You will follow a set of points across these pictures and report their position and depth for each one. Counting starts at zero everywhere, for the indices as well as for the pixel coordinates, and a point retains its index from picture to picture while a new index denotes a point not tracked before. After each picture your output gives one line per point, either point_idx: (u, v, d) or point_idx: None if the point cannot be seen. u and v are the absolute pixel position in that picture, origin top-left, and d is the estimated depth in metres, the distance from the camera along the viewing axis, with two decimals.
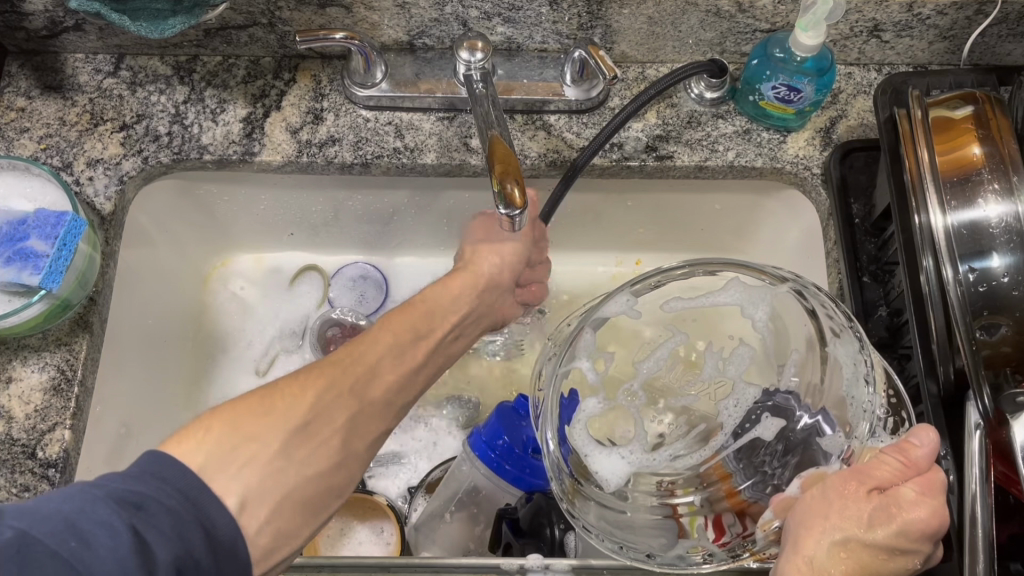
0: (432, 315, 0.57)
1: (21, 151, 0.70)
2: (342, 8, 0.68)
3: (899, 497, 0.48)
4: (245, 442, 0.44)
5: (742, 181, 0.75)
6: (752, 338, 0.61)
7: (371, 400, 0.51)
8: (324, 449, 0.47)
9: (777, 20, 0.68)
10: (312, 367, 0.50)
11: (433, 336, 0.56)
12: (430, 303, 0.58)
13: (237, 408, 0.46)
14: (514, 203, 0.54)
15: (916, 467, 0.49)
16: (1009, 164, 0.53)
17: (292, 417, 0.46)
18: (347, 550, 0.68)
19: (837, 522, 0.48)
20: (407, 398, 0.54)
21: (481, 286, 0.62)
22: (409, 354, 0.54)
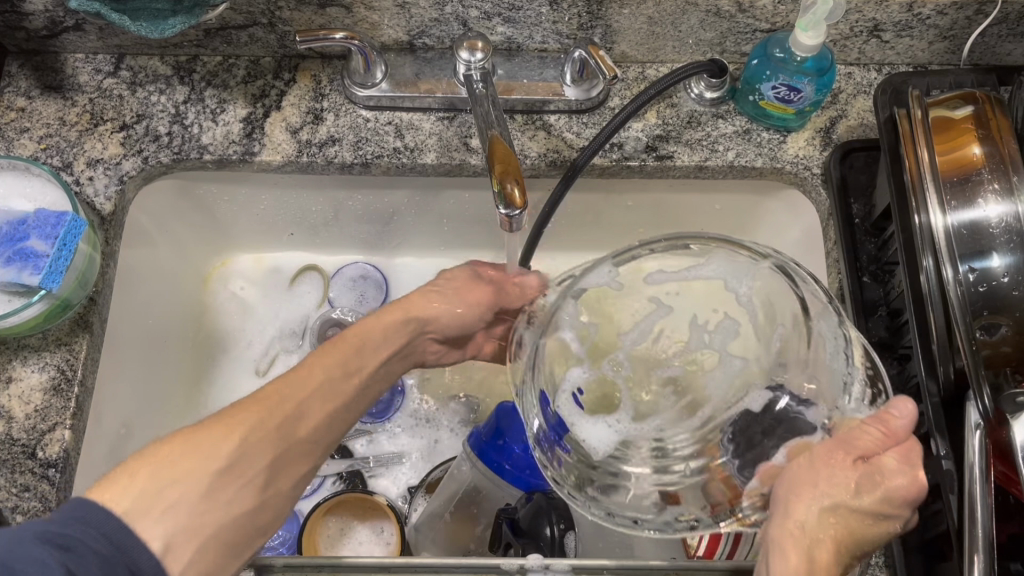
0: (364, 348, 0.55)
1: (21, 151, 0.70)
2: (342, 8, 0.68)
3: (883, 465, 0.46)
4: (170, 485, 0.43)
5: (742, 181, 0.75)
6: (739, 313, 0.53)
7: (299, 440, 0.49)
8: (248, 490, 0.46)
9: (777, 20, 0.68)
10: (240, 402, 0.48)
11: (365, 371, 0.55)
12: (362, 330, 0.56)
13: (163, 447, 0.44)
14: (514, 203, 0.54)
15: (895, 436, 0.46)
16: (1009, 164, 0.53)
17: (218, 458, 0.44)
18: (347, 550, 0.69)
19: (823, 489, 0.45)
20: (335, 435, 0.52)
21: (414, 320, 0.60)
22: (338, 391, 0.52)
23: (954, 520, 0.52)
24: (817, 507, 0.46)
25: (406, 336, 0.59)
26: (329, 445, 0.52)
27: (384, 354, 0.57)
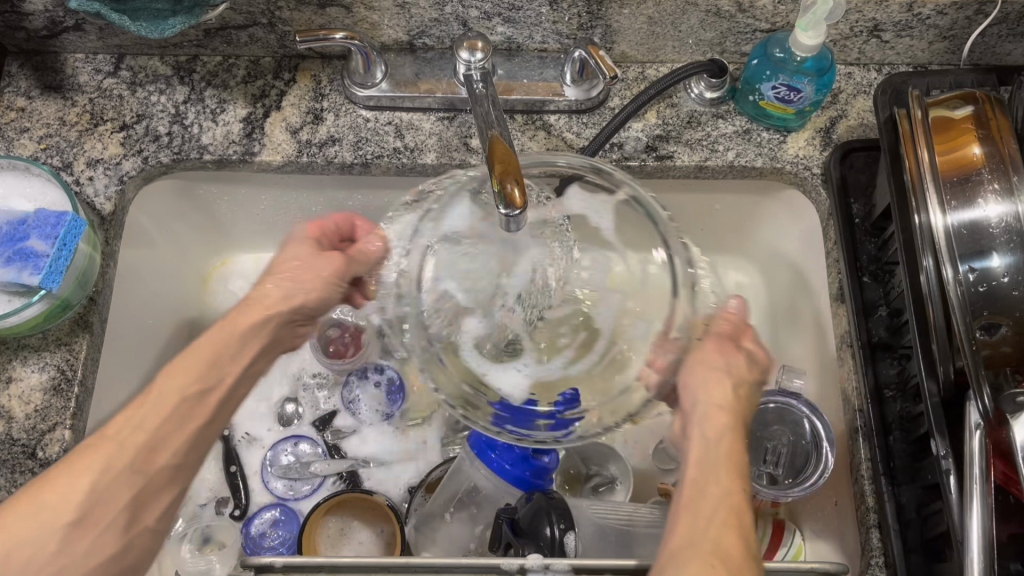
0: (221, 357, 0.51)
1: (21, 151, 0.70)
2: (342, 8, 0.68)
3: None
4: (15, 551, 0.43)
5: (742, 181, 0.75)
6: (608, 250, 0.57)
7: (159, 469, 0.48)
8: (109, 535, 0.46)
9: (777, 20, 0.68)
10: (86, 442, 0.47)
11: (225, 381, 0.51)
12: (213, 343, 0.51)
13: (11, 507, 0.44)
14: (514, 203, 0.53)
15: None
16: (1009, 164, 0.54)
17: (63, 513, 0.44)
18: (348, 550, 0.69)
19: (718, 366, 0.51)
20: (202, 451, 0.51)
21: (275, 318, 0.53)
22: (195, 410, 0.50)
23: (955, 520, 0.51)
24: (708, 378, 0.51)
25: (265, 337, 0.53)
26: (196, 464, 0.51)
27: (243, 365, 0.52)
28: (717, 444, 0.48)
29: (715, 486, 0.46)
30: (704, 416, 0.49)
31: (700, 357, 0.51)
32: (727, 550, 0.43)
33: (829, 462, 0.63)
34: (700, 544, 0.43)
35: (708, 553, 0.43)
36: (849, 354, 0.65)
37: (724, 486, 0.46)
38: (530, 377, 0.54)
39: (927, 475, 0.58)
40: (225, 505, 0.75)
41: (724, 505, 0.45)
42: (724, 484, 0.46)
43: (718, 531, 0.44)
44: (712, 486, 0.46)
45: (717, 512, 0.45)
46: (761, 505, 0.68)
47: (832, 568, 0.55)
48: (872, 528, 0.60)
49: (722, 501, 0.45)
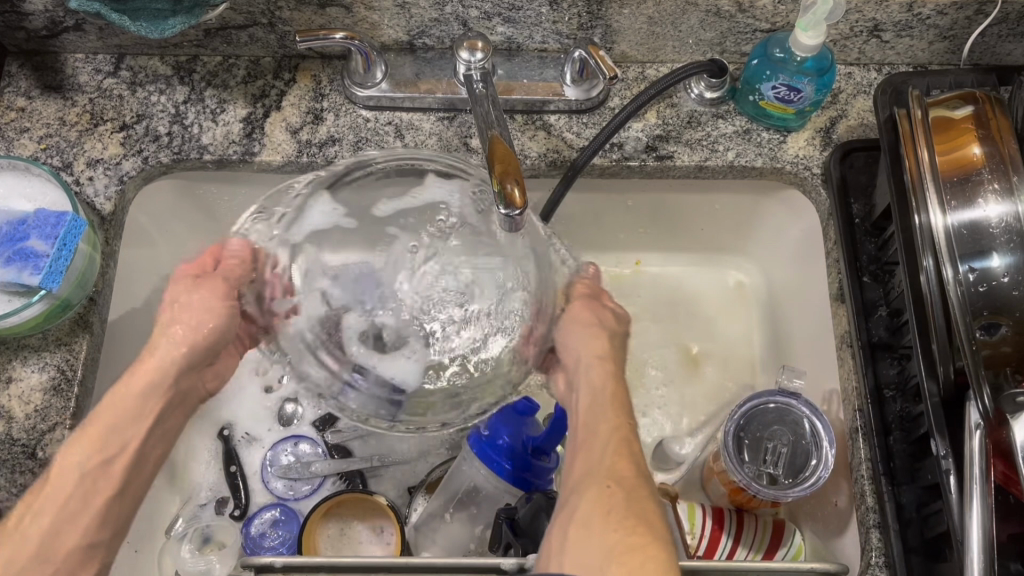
0: (113, 431, 0.56)
1: (21, 151, 0.70)
2: (342, 8, 0.68)
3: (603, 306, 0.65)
4: None
5: (742, 181, 0.75)
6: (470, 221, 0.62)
7: (66, 556, 0.53)
8: None
9: (777, 20, 0.68)
10: None
11: (124, 454, 0.57)
12: (110, 409, 0.57)
13: None
14: (514, 204, 0.53)
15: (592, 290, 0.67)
16: (1009, 164, 0.54)
17: None
18: (348, 550, 0.69)
19: (590, 325, 0.63)
20: (113, 527, 0.56)
21: (167, 381, 0.60)
22: (96, 490, 0.55)
23: (955, 520, 0.51)
24: (585, 339, 0.62)
25: (163, 394, 0.59)
26: (111, 540, 0.56)
27: (143, 424, 0.58)
28: (602, 379, 0.61)
29: (608, 426, 0.58)
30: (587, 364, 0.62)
31: (574, 314, 0.63)
32: (620, 476, 0.54)
33: (829, 461, 0.63)
34: (599, 473, 0.54)
35: (603, 478, 0.54)
36: (848, 354, 0.65)
37: (612, 417, 0.58)
38: (420, 362, 0.57)
39: (928, 475, 0.58)
40: (225, 505, 0.75)
41: (612, 436, 0.57)
42: (610, 418, 0.58)
43: (612, 459, 0.55)
44: (601, 423, 0.58)
45: (609, 440, 0.57)
46: (761, 505, 0.68)
47: (832, 568, 0.56)
48: (872, 528, 0.60)
49: (610, 431, 0.57)
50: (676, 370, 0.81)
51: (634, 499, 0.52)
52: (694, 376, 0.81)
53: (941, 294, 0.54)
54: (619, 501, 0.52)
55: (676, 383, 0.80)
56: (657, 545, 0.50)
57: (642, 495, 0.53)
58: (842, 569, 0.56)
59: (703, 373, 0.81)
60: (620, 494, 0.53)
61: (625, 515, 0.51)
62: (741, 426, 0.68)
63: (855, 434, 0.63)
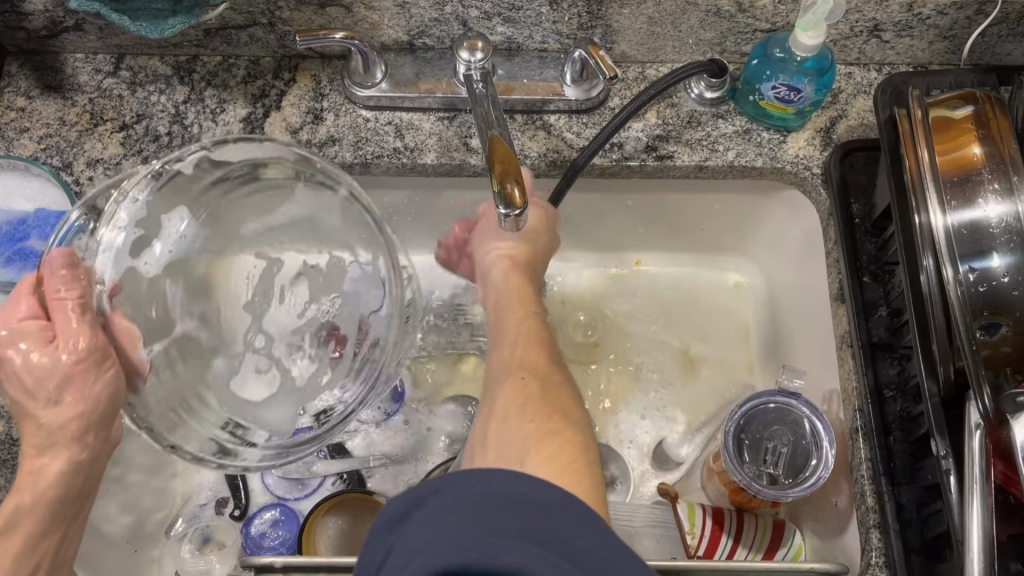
0: (31, 544, 0.55)
1: (21, 151, 0.70)
2: (342, 8, 0.68)
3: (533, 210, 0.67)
4: None
5: (742, 181, 0.75)
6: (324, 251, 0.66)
7: None
8: None
9: (777, 20, 0.68)
10: None
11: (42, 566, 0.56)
12: (23, 522, 0.55)
13: None
14: (514, 203, 0.54)
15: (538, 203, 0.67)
16: (1009, 164, 0.54)
17: None
18: (347, 549, 0.69)
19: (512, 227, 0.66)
20: None
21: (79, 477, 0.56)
22: None
23: (955, 520, 0.51)
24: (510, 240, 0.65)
25: (72, 497, 0.57)
26: None
27: (52, 538, 0.56)
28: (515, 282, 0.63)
29: (522, 325, 0.60)
30: (505, 269, 0.64)
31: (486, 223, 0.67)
32: (533, 368, 0.55)
33: (829, 461, 0.63)
34: (513, 366, 0.55)
35: (517, 368, 0.54)
36: (848, 354, 0.65)
37: (523, 317, 0.60)
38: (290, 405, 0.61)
39: (928, 475, 0.58)
40: (225, 505, 0.75)
41: (528, 334, 0.59)
42: (524, 313, 0.61)
43: (525, 354, 0.56)
44: (514, 321, 0.60)
45: (523, 337, 0.58)
46: (761, 504, 0.68)
47: (832, 568, 0.56)
48: (872, 528, 0.60)
49: (524, 329, 0.59)
50: (676, 371, 0.81)
51: (547, 390, 0.53)
52: (693, 377, 0.81)
53: (941, 294, 0.54)
54: (534, 389, 0.53)
55: (676, 383, 0.80)
56: (572, 430, 0.50)
57: (554, 384, 0.54)
58: (842, 569, 0.56)
59: (702, 373, 0.81)
60: (533, 382, 0.53)
61: (538, 402, 0.51)
62: (740, 426, 0.67)
63: (856, 434, 0.63)
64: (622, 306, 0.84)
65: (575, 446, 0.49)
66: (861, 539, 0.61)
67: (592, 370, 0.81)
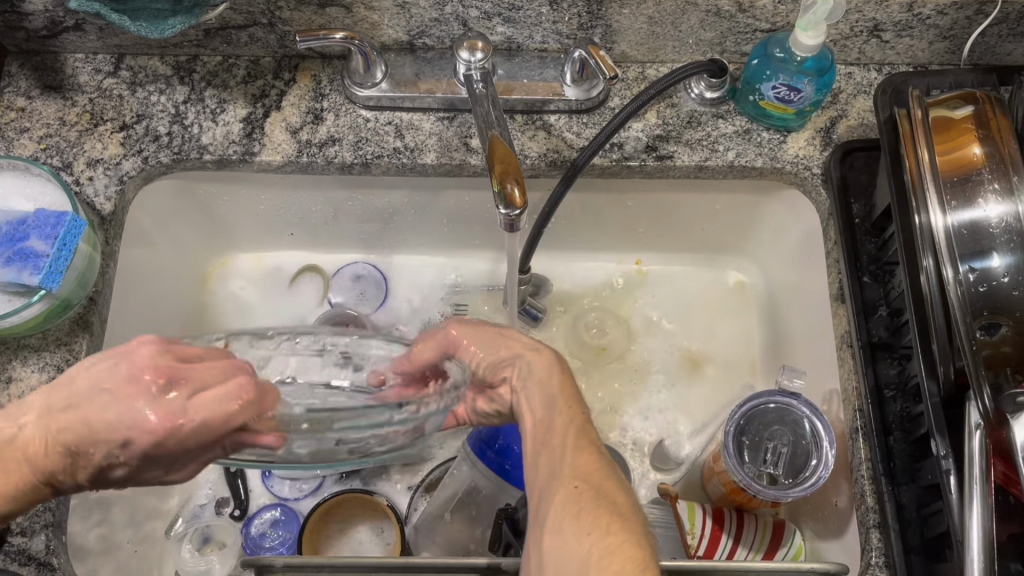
0: None
1: (21, 151, 0.70)
2: (342, 8, 0.68)
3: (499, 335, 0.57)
4: None
5: (742, 181, 0.75)
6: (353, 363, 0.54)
7: None
8: None
9: (777, 20, 0.68)
10: None
11: None
12: None
13: None
14: (514, 204, 0.54)
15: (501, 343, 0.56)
16: (1010, 164, 0.54)
17: None
18: (348, 550, 0.69)
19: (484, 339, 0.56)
20: None
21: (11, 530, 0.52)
22: None
23: (955, 520, 0.51)
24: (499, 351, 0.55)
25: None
26: None
27: None
28: (547, 374, 0.53)
29: (574, 420, 0.50)
30: (539, 366, 0.53)
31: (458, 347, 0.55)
32: (589, 475, 0.47)
33: (829, 461, 0.63)
34: (563, 472, 0.48)
35: (567, 479, 0.47)
36: (848, 354, 0.65)
37: (572, 409, 0.51)
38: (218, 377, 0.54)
39: (928, 475, 0.58)
40: (225, 505, 0.74)
41: (572, 431, 0.50)
42: (575, 407, 0.51)
43: (578, 462, 0.48)
44: (555, 420, 0.50)
45: (568, 439, 0.49)
46: (760, 505, 0.68)
47: (832, 568, 0.56)
48: (872, 528, 0.60)
49: (573, 428, 0.50)
50: (677, 371, 0.81)
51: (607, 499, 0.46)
52: (696, 376, 0.81)
53: (942, 294, 0.54)
54: (592, 508, 0.46)
55: (676, 384, 0.80)
56: (635, 540, 0.44)
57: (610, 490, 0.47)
58: (841, 569, 0.56)
59: (703, 374, 0.81)
60: (588, 496, 0.46)
61: (594, 516, 0.45)
62: (740, 426, 0.68)
63: (855, 434, 0.63)
64: (622, 305, 0.84)
65: (639, 562, 0.43)
66: (861, 539, 0.61)
67: (593, 372, 0.81)
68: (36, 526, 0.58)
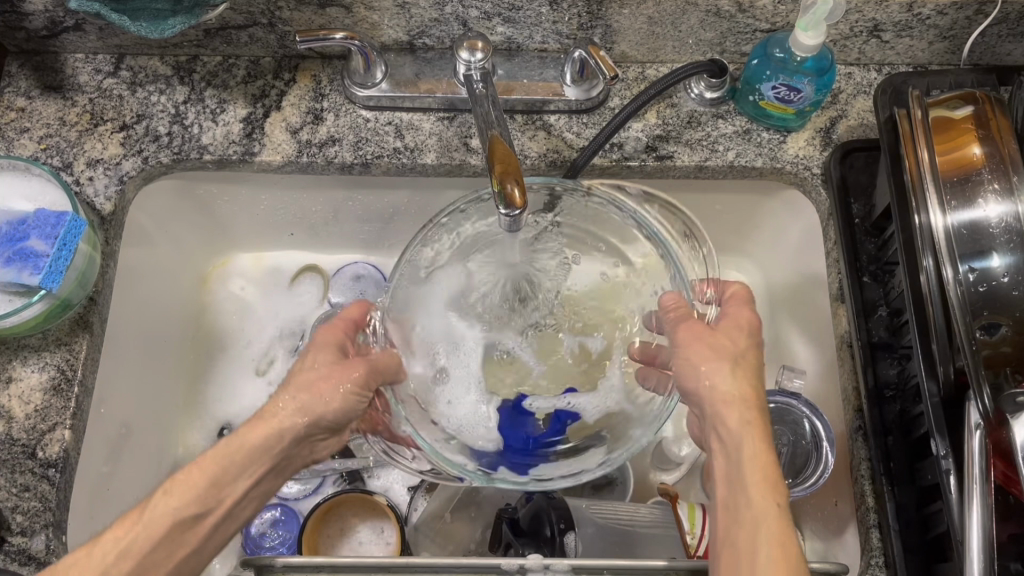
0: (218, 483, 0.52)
1: (21, 151, 0.70)
2: (342, 8, 0.68)
3: (722, 349, 0.56)
4: None
5: (742, 181, 0.75)
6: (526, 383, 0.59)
7: None
8: None
9: (777, 20, 0.68)
10: None
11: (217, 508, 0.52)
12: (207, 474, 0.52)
13: None
14: (514, 203, 0.54)
15: (721, 349, 0.56)
16: (1010, 164, 0.54)
17: None
18: (348, 550, 0.69)
19: (710, 360, 0.55)
20: None
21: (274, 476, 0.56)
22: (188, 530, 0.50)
23: (955, 520, 0.51)
24: (724, 371, 0.55)
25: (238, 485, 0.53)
26: None
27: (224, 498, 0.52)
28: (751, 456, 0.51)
29: (769, 516, 0.48)
30: (739, 437, 0.52)
31: (687, 350, 0.56)
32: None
33: (829, 462, 0.63)
34: None
35: None
36: (849, 354, 0.66)
37: (768, 503, 0.49)
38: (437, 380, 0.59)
39: (928, 475, 0.58)
40: None
41: (763, 529, 0.48)
42: (773, 499, 0.49)
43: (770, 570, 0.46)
44: (747, 513, 0.49)
45: (760, 537, 0.47)
46: None
47: (832, 568, 0.56)
48: (872, 528, 0.60)
49: (769, 523, 0.48)
50: None
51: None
52: None
53: (941, 295, 0.54)
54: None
55: None
56: None
57: None
58: (842, 569, 0.56)
59: None
60: None
61: None
62: None
63: (855, 434, 0.63)
64: None
65: None
66: (861, 539, 0.61)
67: None
68: (36, 526, 0.59)
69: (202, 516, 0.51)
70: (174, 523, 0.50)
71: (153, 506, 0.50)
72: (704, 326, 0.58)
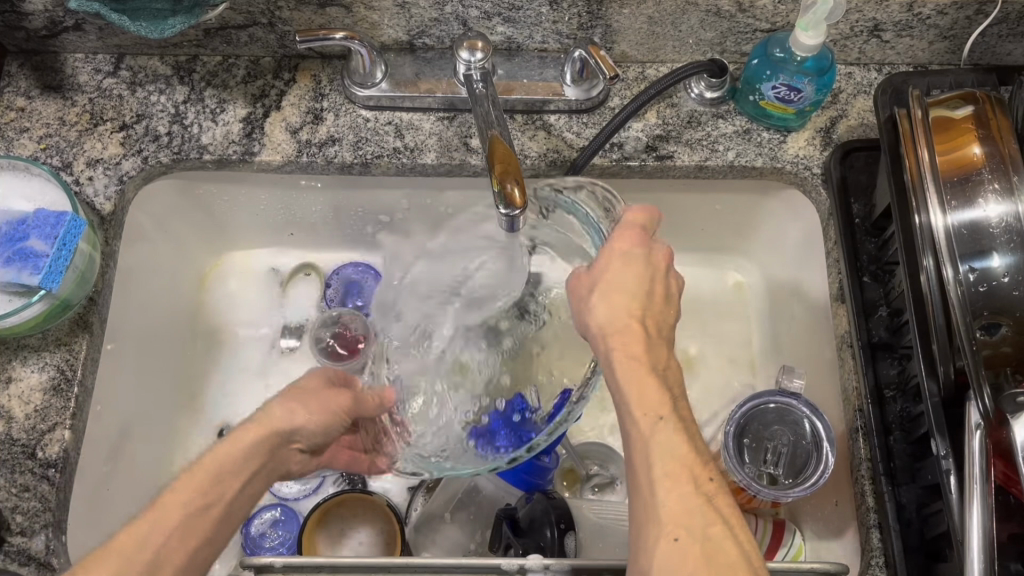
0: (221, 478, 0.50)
1: (21, 151, 0.70)
2: (342, 8, 0.68)
3: (598, 279, 0.54)
4: None
5: (743, 181, 0.74)
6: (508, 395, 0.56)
7: None
8: None
9: (777, 20, 0.68)
10: None
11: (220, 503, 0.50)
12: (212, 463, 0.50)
13: None
14: (514, 203, 0.54)
15: (595, 280, 0.54)
16: (1009, 163, 0.54)
17: None
18: (347, 550, 0.69)
19: (593, 297, 0.53)
20: None
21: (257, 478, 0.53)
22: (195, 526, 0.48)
23: (955, 520, 0.51)
24: (603, 305, 0.53)
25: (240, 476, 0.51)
26: None
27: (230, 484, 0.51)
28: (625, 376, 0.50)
29: (656, 434, 0.48)
30: (613, 363, 0.51)
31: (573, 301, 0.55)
32: (683, 512, 0.46)
33: (830, 462, 0.63)
34: (660, 517, 0.46)
35: (667, 524, 0.45)
36: (848, 354, 0.66)
37: (652, 420, 0.48)
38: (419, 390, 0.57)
39: (928, 475, 0.58)
40: None
41: (657, 451, 0.47)
42: (655, 415, 0.48)
43: (670, 496, 0.46)
44: (637, 438, 0.49)
45: (653, 463, 0.47)
46: (761, 505, 0.68)
47: (832, 568, 0.55)
48: (872, 528, 0.60)
49: (656, 447, 0.47)
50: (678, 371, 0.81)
51: (709, 544, 0.44)
52: (697, 376, 0.80)
53: (941, 294, 0.54)
54: (693, 559, 0.44)
55: None
56: None
57: (715, 539, 0.45)
58: (842, 569, 0.56)
59: (703, 374, 0.80)
60: (694, 548, 0.44)
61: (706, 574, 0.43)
62: (741, 427, 0.67)
63: (856, 434, 0.63)
64: None
65: None
66: (861, 539, 0.61)
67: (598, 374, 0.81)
68: (36, 526, 0.59)
69: (208, 509, 0.49)
70: (182, 514, 0.48)
71: (161, 501, 0.48)
72: (587, 272, 0.55)
